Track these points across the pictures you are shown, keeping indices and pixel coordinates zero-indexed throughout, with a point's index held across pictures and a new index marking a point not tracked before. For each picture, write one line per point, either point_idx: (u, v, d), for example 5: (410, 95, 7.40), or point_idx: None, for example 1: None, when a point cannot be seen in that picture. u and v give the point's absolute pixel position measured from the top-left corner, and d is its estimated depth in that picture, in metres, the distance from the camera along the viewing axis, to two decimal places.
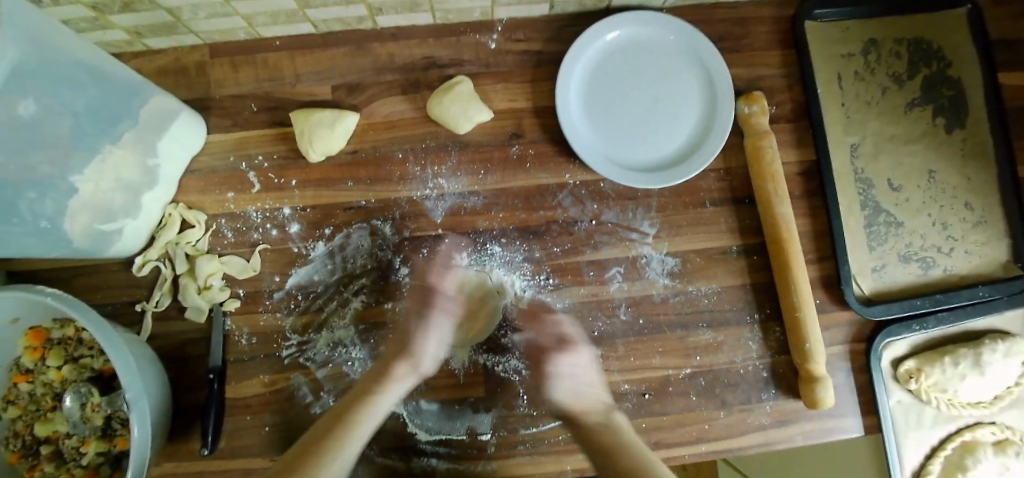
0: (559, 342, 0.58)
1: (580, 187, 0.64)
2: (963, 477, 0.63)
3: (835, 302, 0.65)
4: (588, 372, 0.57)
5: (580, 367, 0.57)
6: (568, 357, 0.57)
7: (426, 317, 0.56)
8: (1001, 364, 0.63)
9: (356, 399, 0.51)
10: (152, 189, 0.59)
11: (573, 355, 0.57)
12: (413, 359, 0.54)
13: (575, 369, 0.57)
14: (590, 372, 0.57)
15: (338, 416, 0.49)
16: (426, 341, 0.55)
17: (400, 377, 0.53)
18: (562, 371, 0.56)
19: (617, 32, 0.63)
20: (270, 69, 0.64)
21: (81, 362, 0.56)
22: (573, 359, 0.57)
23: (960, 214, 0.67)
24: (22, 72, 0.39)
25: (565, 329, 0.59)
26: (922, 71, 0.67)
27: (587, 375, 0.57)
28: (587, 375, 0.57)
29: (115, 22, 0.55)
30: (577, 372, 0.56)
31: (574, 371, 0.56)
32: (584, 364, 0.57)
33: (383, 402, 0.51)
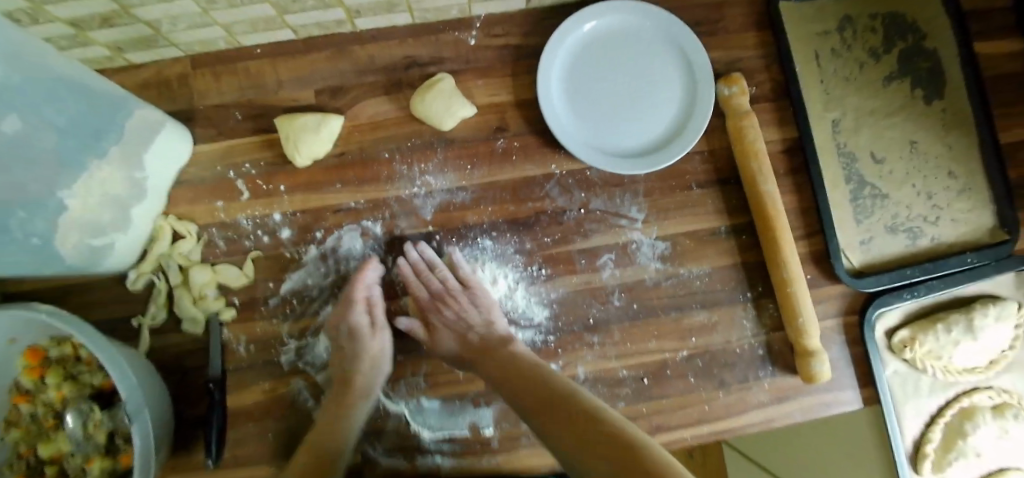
0: (442, 293, 0.61)
1: (567, 176, 0.64)
2: (964, 442, 0.63)
3: (826, 277, 0.66)
4: (483, 312, 0.61)
5: (470, 308, 0.61)
6: (455, 301, 0.61)
7: (374, 324, 0.60)
8: (993, 329, 0.64)
9: (330, 413, 0.56)
10: (141, 202, 0.59)
11: (462, 299, 0.61)
12: (373, 369, 0.58)
13: (463, 309, 0.61)
14: (489, 311, 0.61)
15: (320, 429, 0.54)
16: (381, 349, 0.59)
17: (364, 392, 0.57)
18: (446, 320, 0.60)
19: (594, 22, 0.64)
20: (252, 76, 0.64)
21: (80, 379, 0.56)
22: (458, 304, 0.61)
23: (943, 182, 0.68)
24: (11, 89, 0.39)
25: (456, 278, 0.62)
26: (897, 45, 0.68)
27: (482, 315, 0.61)
28: (480, 316, 0.61)
29: (94, 38, 0.56)
30: (464, 314, 0.61)
31: (465, 313, 0.61)
32: (472, 305, 0.61)
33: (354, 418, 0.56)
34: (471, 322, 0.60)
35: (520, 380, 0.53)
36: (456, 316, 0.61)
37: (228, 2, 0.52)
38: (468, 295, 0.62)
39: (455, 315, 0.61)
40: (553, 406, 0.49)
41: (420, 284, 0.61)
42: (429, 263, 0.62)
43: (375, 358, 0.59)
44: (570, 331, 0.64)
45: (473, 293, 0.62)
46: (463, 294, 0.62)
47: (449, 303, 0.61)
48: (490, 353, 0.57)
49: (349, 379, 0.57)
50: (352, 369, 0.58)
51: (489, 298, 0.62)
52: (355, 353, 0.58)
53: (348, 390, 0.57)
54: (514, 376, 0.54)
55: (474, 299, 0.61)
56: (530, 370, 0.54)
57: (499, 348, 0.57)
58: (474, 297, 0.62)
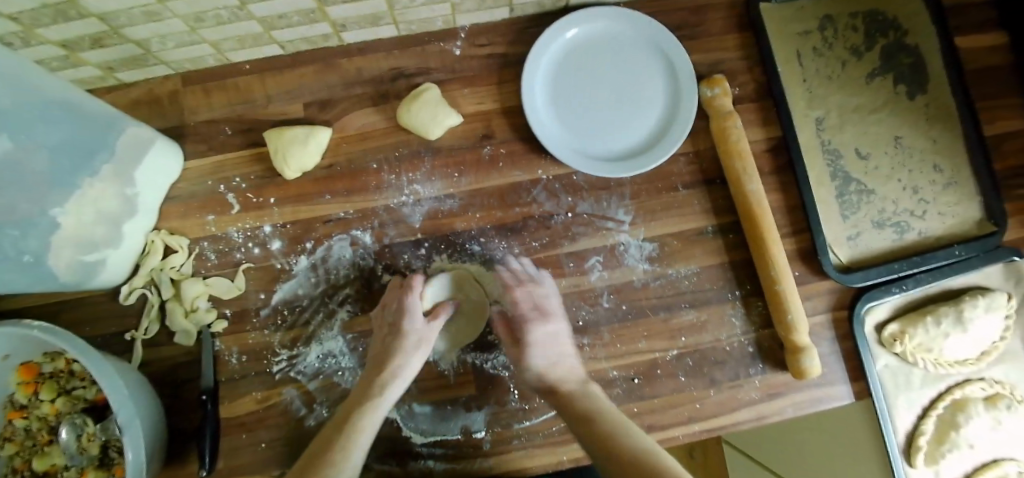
0: (545, 307, 0.60)
1: (553, 181, 0.65)
2: (957, 434, 0.63)
3: (814, 273, 0.66)
4: (562, 344, 0.59)
5: (551, 340, 0.59)
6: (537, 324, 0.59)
7: (410, 308, 0.58)
8: (982, 320, 0.64)
9: (352, 407, 0.52)
10: (133, 217, 0.60)
11: (545, 324, 0.59)
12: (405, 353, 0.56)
13: (551, 333, 0.59)
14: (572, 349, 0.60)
15: (338, 426, 0.51)
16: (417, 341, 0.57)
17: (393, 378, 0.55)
18: (540, 337, 0.58)
19: (576, 29, 0.65)
20: (241, 92, 0.65)
21: (74, 393, 0.57)
22: (546, 327, 0.59)
23: (928, 176, 0.68)
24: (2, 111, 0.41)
25: (550, 300, 0.61)
26: (878, 42, 0.69)
27: (563, 347, 0.59)
28: (559, 346, 0.59)
29: (85, 59, 0.57)
30: (552, 337, 0.59)
31: (549, 336, 0.59)
32: (554, 333, 0.59)
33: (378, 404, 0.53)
34: (557, 350, 0.58)
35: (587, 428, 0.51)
36: (547, 338, 0.58)
37: (214, 20, 0.54)
38: (557, 324, 0.60)
39: (548, 335, 0.59)
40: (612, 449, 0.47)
41: (522, 294, 0.60)
42: (530, 275, 0.62)
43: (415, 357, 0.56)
44: None
45: (552, 323, 0.60)
46: (552, 321, 0.60)
47: (546, 320, 0.59)
48: (566, 397, 0.55)
49: (383, 371, 0.55)
50: (394, 349, 0.56)
51: (564, 331, 0.60)
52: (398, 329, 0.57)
53: (376, 387, 0.54)
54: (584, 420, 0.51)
55: (558, 330, 0.60)
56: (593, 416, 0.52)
57: (574, 393, 0.55)
58: (557, 330, 0.59)
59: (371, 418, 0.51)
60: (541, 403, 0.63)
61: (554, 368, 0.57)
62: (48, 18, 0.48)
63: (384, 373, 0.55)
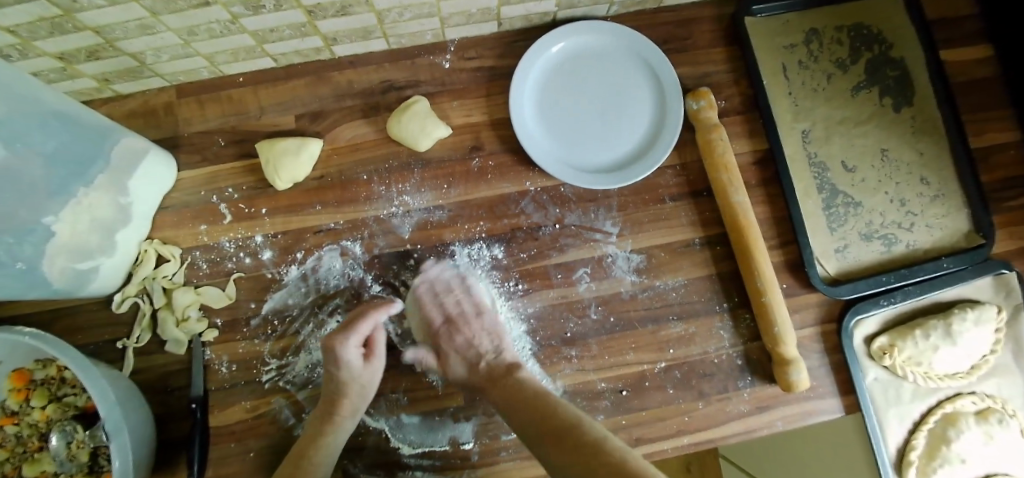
0: (457, 316, 0.63)
1: (541, 193, 0.66)
2: (948, 449, 0.62)
3: (803, 286, 0.66)
4: (494, 337, 0.62)
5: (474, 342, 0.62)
6: (467, 326, 0.62)
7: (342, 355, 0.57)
8: (972, 333, 0.64)
9: (310, 440, 0.56)
10: (127, 226, 0.61)
11: (473, 324, 0.63)
12: (359, 395, 0.58)
13: (474, 334, 0.62)
14: (498, 338, 0.62)
15: (297, 460, 0.54)
16: (366, 382, 0.59)
17: (346, 414, 0.57)
18: (458, 344, 0.62)
19: (562, 43, 0.66)
20: (234, 104, 0.66)
21: (65, 400, 0.57)
22: (468, 330, 0.62)
23: (916, 188, 0.68)
24: None
25: (470, 302, 0.63)
26: (864, 55, 0.69)
27: (493, 341, 0.62)
28: (489, 341, 0.62)
29: (81, 71, 0.58)
30: (473, 342, 0.62)
31: (475, 338, 0.62)
32: (483, 331, 0.62)
33: (333, 440, 0.56)
34: (482, 347, 0.62)
35: (526, 407, 0.54)
36: (468, 342, 0.62)
37: (206, 33, 0.55)
38: (480, 321, 0.63)
39: (465, 342, 0.62)
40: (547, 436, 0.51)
41: (439, 307, 0.63)
42: (446, 284, 0.64)
43: (358, 387, 0.58)
44: (548, 345, 0.64)
45: (484, 322, 0.63)
46: (477, 320, 0.63)
47: (461, 329, 0.62)
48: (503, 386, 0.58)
49: (332, 409, 0.57)
50: (345, 386, 0.58)
51: (498, 321, 0.63)
52: (338, 380, 0.58)
53: (330, 419, 0.57)
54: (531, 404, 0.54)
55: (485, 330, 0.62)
56: (536, 397, 0.55)
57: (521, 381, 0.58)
58: (487, 324, 0.63)
59: (327, 453, 0.55)
60: None
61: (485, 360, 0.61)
62: (44, 31, 0.49)
63: (331, 410, 0.57)
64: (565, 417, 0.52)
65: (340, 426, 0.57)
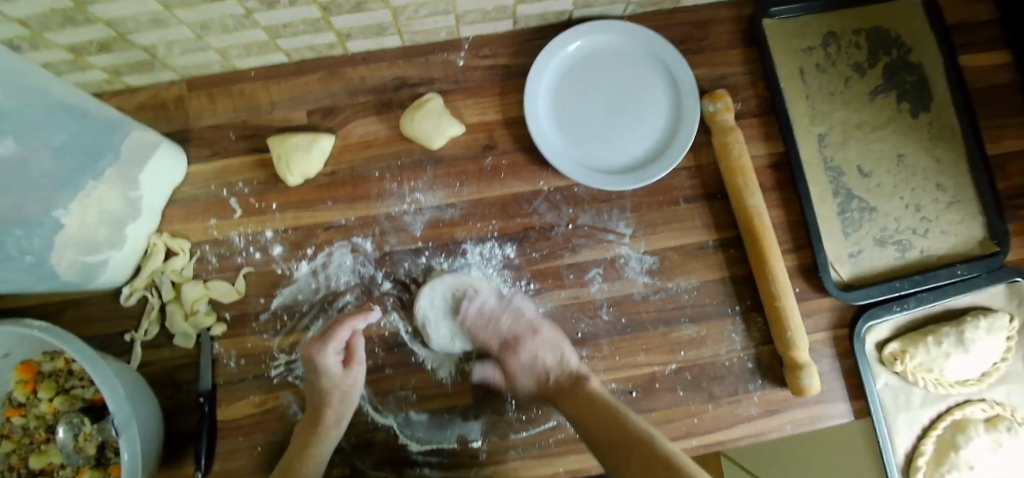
0: (514, 335, 0.60)
1: (554, 192, 0.65)
2: (956, 455, 0.62)
3: (815, 290, 0.66)
4: (555, 351, 0.59)
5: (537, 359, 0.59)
6: (524, 345, 0.60)
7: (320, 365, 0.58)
8: (985, 341, 0.63)
9: (296, 452, 0.56)
10: (136, 220, 0.60)
11: (530, 342, 0.60)
12: (342, 403, 0.58)
13: (536, 350, 0.59)
14: (557, 351, 0.59)
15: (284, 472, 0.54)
16: (348, 388, 0.59)
17: (329, 424, 0.57)
18: (524, 363, 0.60)
19: (579, 42, 0.65)
20: (246, 98, 0.66)
21: (72, 393, 0.57)
22: (527, 349, 0.60)
23: (931, 194, 0.68)
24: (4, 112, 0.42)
25: (521, 320, 0.61)
26: (882, 59, 0.69)
27: (555, 355, 0.59)
28: (552, 355, 0.59)
29: (92, 63, 0.57)
30: (537, 358, 0.59)
31: (537, 354, 0.59)
32: (542, 346, 0.59)
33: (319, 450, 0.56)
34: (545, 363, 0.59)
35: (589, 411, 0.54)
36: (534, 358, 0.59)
37: (220, 28, 0.54)
38: (537, 337, 0.60)
39: (528, 361, 0.60)
40: (618, 446, 0.51)
41: (491, 329, 0.61)
42: (492, 307, 0.62)
43: (338, 395, 0.58)
44: None
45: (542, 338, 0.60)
46: (533, 337, 0.60)
47: (520, 349, 0.60)
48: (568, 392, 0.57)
49: (316, 420, 0.57)
50: (325, 395, 0.58)
51: (555, 333, 0.60)
52: (322, 389, 0.58)
53: (314, 429, 0.57)
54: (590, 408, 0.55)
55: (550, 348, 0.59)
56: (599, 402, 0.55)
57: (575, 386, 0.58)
58: (544, 340, 0.60)
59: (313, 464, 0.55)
60: (539, 414, 0.63)
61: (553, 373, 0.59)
62: (57, 23, 0.48)
63: (315, 421, 0.57)
64: (621, 419, 0.53)
65: (326, 436, 0.57)
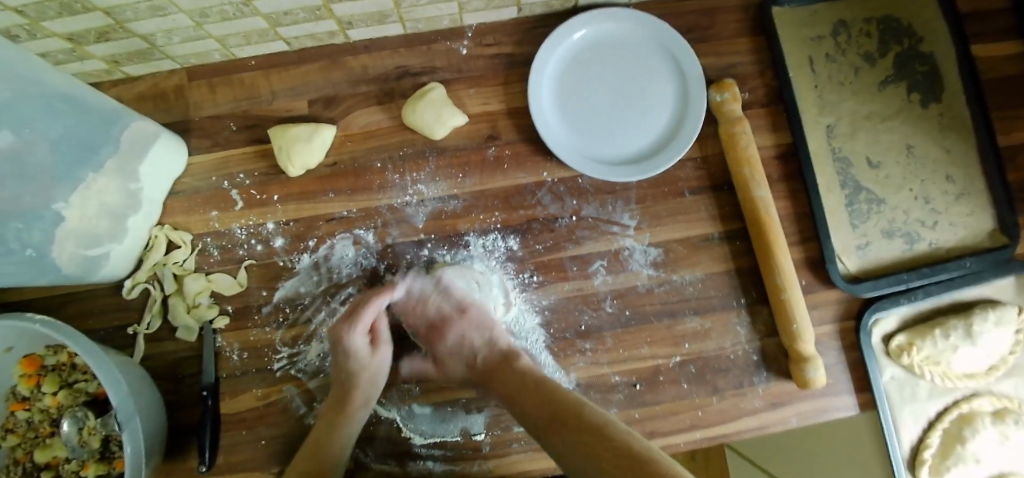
0: (441, 318, 0.62)
1: (558, 184, 0.64)
2: (963, 447, 0.62)
3: (822, 283, 0.65)
4: (484, 330, 0.61)
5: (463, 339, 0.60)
6: (452, 326, 0.61)
7: (349, 344, 0.58)
8: (993, 334, 0.63)
9: (322, 432, 0.56)
10: (136, 212, 0.59)
11: (458, 323, 0.61)
12: (370, 385, 0.59)
13: (464, 331, 0.61)
14: (489, 331, 0.61)
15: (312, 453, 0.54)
16: (376, 369, 0.59)
17: (358, 405, 0.58)
18: (449, 346, 0.60)
19: (583, 31, 0.64)
20: (247, 88, 0.65)
21: (75, 386, 0.57)
22: (455, 330, 0.61)
23: (941, 186, 0.67)
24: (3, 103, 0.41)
25: (445, 302, 0.62)
26: (893, 48, 0.67)
27: (483, 334, 0.61)
28: (481, 334, 0.60)
29: (91, 52, 0.57)
30: (465, 336, 0.61)
31: (463, 336, 0.61)
32: (472, 327, 0.61)
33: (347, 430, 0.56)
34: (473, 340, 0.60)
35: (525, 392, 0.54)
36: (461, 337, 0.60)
37: (219, 15, 0.53)
38: (467, 318, 0.61)
39: (456, 342, 0.60)
40: (553, 423, 0.51)
41: (421, 313, 0.62)
42: (422, 289, 0.62)
43: (366, 378, 0.59)
44: (562, 338, 0.64)
45: (470, 317, 0.61)
46: (461, 318, 0.61)
47: (447, 330, 0.61)
48: (501, 371, 0.58)
49: (344, 402, 0.57)
50: (353, 376, 0.58)
51: (486, 315, 0.62)
52: (352, 371, 0.58)
53: (342, 410, 0.57)
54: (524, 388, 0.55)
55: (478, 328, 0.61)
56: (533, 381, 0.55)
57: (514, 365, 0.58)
58: (474, 319, 0.61)
59: (341, 445, 0.55)
60: None
61: (481, 353, 0.60)
62: (53, 12, 0.47)
63: (342, 404, 0.57)
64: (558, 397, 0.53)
65: (353, 417, 0.57)
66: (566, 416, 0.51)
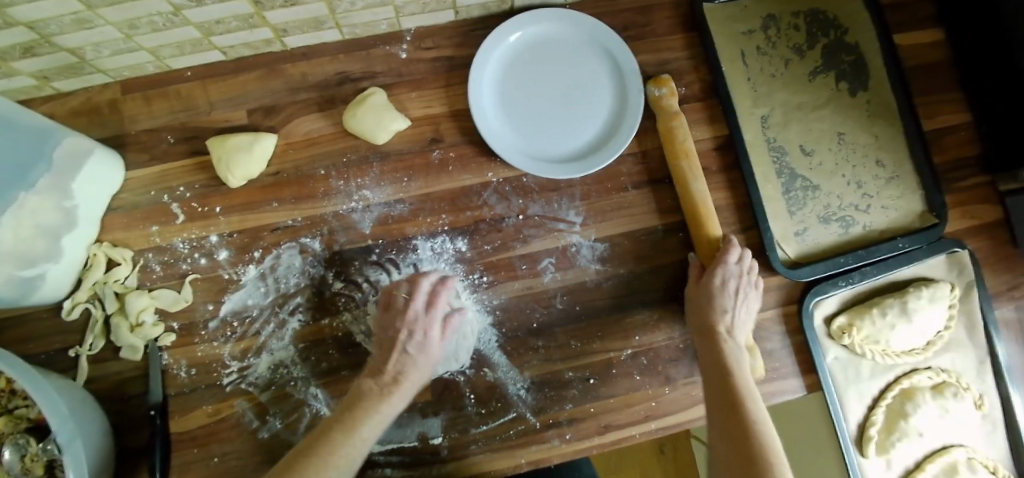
0: (739, 285, 0.59)
1: (504, 184, 0.65)
2: (905, 423, 0.65)
3: (764, 269, 0.67)
4: (749, 305, 0.60)
5: (737, 303, 0.59)
6: (739, 293, 0.59)
7: (409, 320, 0.56)
8: (927, 310, 0.65)
9: (356, 403, 0.52)
10: (72, 230, 0.58)
11: (741, 292, 0.59)
12: (423, 370, 0.56)
13: (744, 301, 0.60)
14: (743, 300, 0.59)
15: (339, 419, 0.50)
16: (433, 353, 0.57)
17: (406, 382, 0.54)
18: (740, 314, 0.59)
19: (520, 32, 0.65)
20: (183, 99, 0.64)
21: (16, 413, 0.56)
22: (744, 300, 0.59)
23: (872, 170, 0.69)
24: None
25: (742, 263, 0.60)
26: (820, 40, 0.70)
27: (747, 309, 0.60)
28: (745, 309, 0.59)
29: (18, 68, 0.55)
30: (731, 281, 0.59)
31: (743, 307, 0.59)
32: (750, 299, 0.60)
33: (385, 411, 0.52)
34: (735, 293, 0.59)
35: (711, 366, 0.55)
36: (735, 293, 0.59)
37: (148, 26, 0.53)
38: (753, 292, 0.60)
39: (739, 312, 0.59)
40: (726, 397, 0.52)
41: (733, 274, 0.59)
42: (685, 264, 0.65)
43: (420, 371, 0.56)
44: (515, 336, 0.64)
45: (745, 287, 0.60)
46: (746, 289, 0.60)
47: (739, 299, 0.59)
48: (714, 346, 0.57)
49: (394, 387, 0.53)
50: (406, 361, 0.55)
51: (751, 290, 0.60)
52: (413, 361, 0.56)
53: (389, 388, 0.53)
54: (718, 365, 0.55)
55: (755, 296, 0.61)
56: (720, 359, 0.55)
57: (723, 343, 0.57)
58: (745, 294, 0.60)
59: (374, 425, 0.51)
60: (498, 405, 0.63)
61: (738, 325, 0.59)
62: None
63: (393, 388, 0.53)
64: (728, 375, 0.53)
65: (392, 405, 0.53)
66: (728, 392, 0.52)
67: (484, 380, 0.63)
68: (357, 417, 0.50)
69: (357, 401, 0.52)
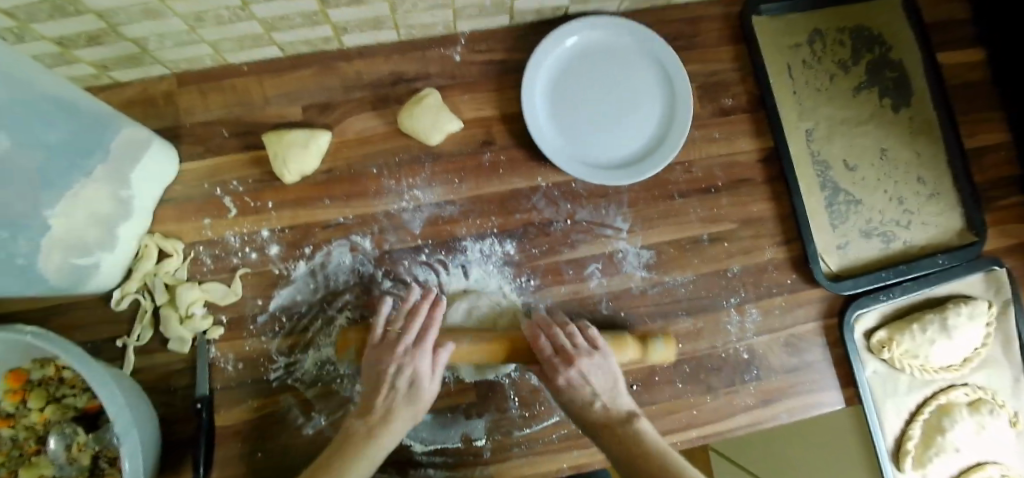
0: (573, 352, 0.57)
1: (552, 188, 0.66)
2: (942, 438, 0.65)
3: (806, 280, 0.68)
4: (609, 376, 0.57)
5: (591, 373, 0.57)
6: (580, 362, 0.57)
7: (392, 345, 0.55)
8: (965, 327, 0.66)
9: (342, 447, 0.51)
10: (127, 221, 0.58)
11: (586, 361, 0.57)
12: (411, 408, 0.54)
13: (589, 371, 0.57)
14: (585, 364, 0.57)
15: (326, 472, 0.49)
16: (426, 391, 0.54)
17: (395, 416, 0.53)
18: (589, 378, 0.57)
19: (575, 38, 0.66)
20: (238, 93, 0.64)
21: (64, 402, 0.55)
22: (585, 364, 0.57)
23: (912, 187, 0.70)
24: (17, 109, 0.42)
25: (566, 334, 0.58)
26: (865, 57, 0.71)
27: (608, 380, 0.57)
28: (603, 379, 0.57)
29: (80, 56, 0.56)
30: (587, 378, 0.56)
31: (590, 374, 0.57)
32: (596, 367, 0.57)
33: (382, 442, 0.52)
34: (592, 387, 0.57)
35: (638, 460, 0.51)
36: (580, 373, 0.56)
37: (215, 20, 0.53)
38: (594, 358, 0.57)
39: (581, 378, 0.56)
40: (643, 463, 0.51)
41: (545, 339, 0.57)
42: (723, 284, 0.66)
43: (414, 406, 0.54)
44: None
45: (588, 358, 0.57)
46: (590, 358, 0.57)
47: (574, 365, 0.56)
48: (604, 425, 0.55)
49: (383, 426, 0.53)
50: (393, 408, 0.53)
51: (591, 355, 0.57)
52: (399, 396, 0.54)
53: (378, 427, 0.52)
54: (632, 455, 0.52)
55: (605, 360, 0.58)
56: (645, 451, 0.52)
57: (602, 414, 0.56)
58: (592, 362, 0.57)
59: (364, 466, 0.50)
60: (542, 409, 0.63)
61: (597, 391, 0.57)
62: (45, 15, 0.46)
63: (382, 427, 0.53)
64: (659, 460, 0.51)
65: (383, 446, 0.52)
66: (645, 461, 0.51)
67: (529, 384, 0.64)
68: (343, 463, 0.49)
69: (344, 444, 0.51)
